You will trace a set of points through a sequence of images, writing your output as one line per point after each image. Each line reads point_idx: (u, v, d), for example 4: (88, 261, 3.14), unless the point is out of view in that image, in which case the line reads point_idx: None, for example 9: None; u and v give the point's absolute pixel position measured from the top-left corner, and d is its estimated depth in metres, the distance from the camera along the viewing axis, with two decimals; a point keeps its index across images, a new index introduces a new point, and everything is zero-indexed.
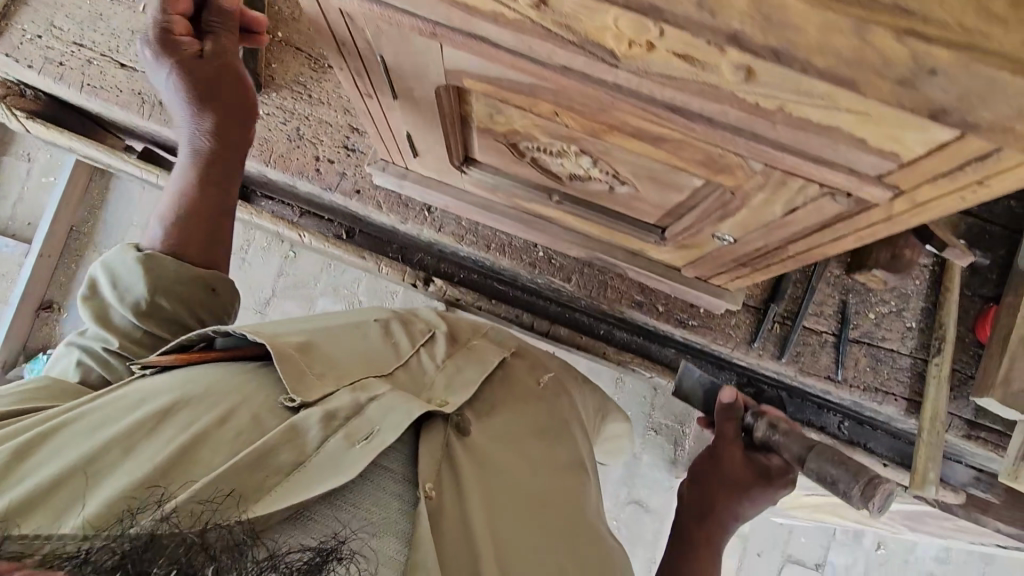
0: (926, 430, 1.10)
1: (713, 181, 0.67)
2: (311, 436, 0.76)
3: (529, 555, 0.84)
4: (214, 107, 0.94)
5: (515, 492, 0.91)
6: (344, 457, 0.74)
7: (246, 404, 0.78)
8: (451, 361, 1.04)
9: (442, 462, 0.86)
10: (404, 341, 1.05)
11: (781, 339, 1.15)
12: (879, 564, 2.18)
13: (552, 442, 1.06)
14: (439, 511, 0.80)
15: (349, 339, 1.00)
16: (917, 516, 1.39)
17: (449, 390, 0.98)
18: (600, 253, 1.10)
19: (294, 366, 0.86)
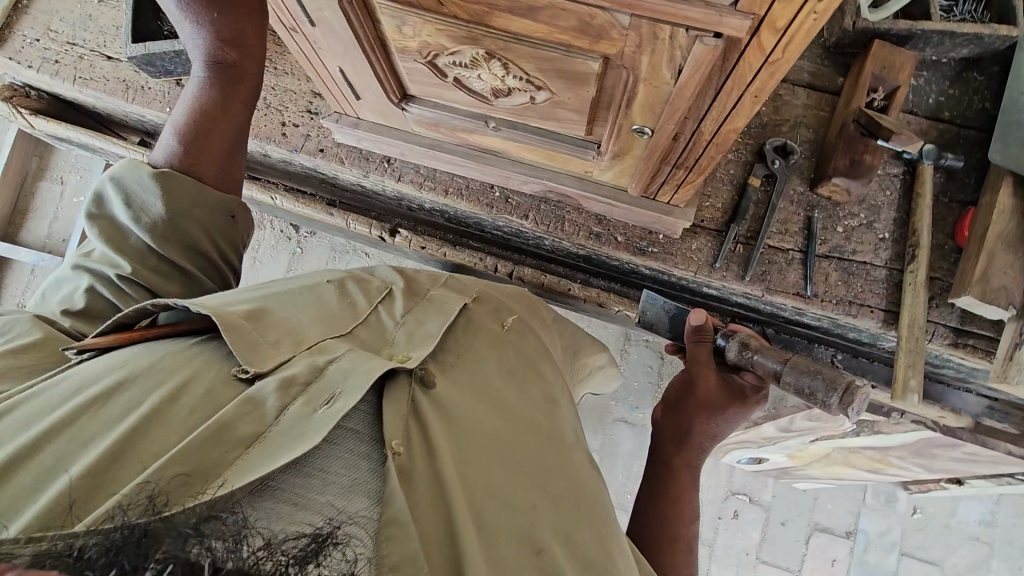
0: (904, 339, 1.04)
1: (602, 54, 0.68)
2: (267, 408, 0.60)
3: (526, 515, 0.66)
4: (234, 9, 0.84)
5: (501, 447, 0.72)
6: (306, 428, 0.58)
7: (198, 376, 0.63)
8: (414, 319, 0.83)
9: (409, 420, 0.67)
10: (361, 299, 0.84)
11: (744, 259, 1.13)
12: (916, 529, 2.05)
13: (534, 381, 0.87)
14: (409, 469, 0.63)
15: (296, 302, 0.81)
16: (924, 448, 1.31)
17: (413, 345, 0.78)
18: (549, 183, 1.11)
19: (244, 333, 0.69)
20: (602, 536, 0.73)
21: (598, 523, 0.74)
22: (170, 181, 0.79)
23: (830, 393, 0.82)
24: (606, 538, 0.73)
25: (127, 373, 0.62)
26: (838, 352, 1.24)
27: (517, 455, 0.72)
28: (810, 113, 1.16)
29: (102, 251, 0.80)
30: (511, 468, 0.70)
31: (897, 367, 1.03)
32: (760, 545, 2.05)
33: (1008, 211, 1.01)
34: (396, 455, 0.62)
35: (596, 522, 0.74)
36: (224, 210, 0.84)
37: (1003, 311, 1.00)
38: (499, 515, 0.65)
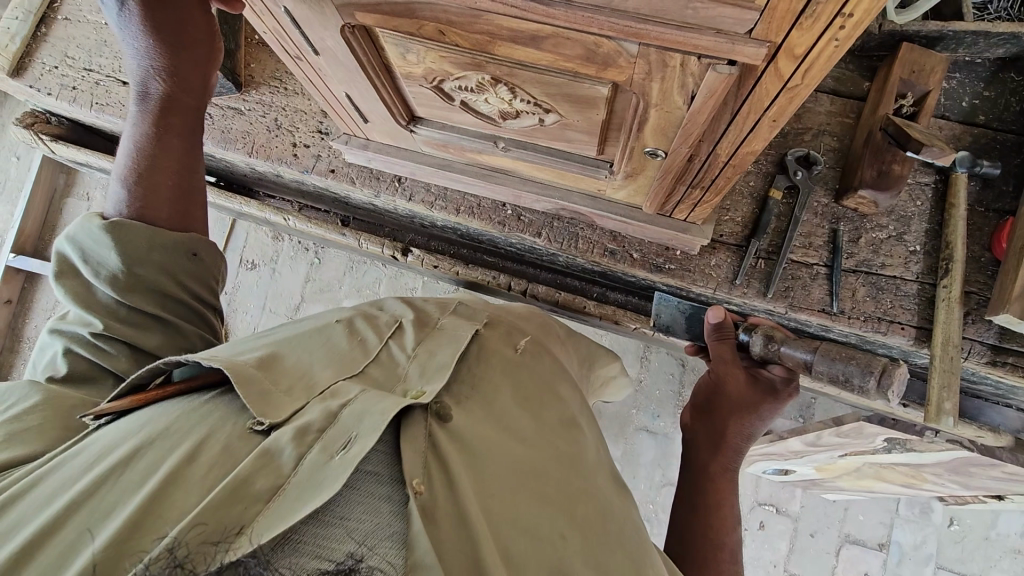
0: (938, 357, 0.99)
1: (610, 80, 0.66)
2: (283, 459, 0.56)
3: (558, 549, 0.61)
4: (182, 48, 0.85)
5: (525, 476, 0.66)
6: (324, 476, 0.54)
7: (215, 432, 0.59)
8: (428, 350, 0.76)
9: (426, 455, 0.62)
10: (371, 337, 0.78)
11: (765, 274, 1.08)
12: (953, 541, 1.97)
13: (560, 399, 0.80)
14: (432, 507, 0.58)
15: (304, 344, 0.76)
16: (961, 468, 1.25)
17: (426, 378, 0.71)
18: (561, 201, 1.08)
19: (253, 382, 0.64)
20: (643, 563, 0.66)
21: (639, 547, 0.68)
22: (127, 230, 0.79)
23: (864, 379, 0.77)
24: (648, 564, 0.67)
25: (146, 436, 0.59)
26: None
27: (546, 484, 0.66)
28: (834, 120, 1.11)
29: (75, 313, 0.79)
30: (539, 498, 0.65)
31: (931, 388, 0.98)
32: (788, 557, 2.00)
33: None
34: (418, 494, 0.58)
35: (636, 548, 0.67)
36: (185, 250, 0.84)
37: None
38: (527, 552, 0.59)
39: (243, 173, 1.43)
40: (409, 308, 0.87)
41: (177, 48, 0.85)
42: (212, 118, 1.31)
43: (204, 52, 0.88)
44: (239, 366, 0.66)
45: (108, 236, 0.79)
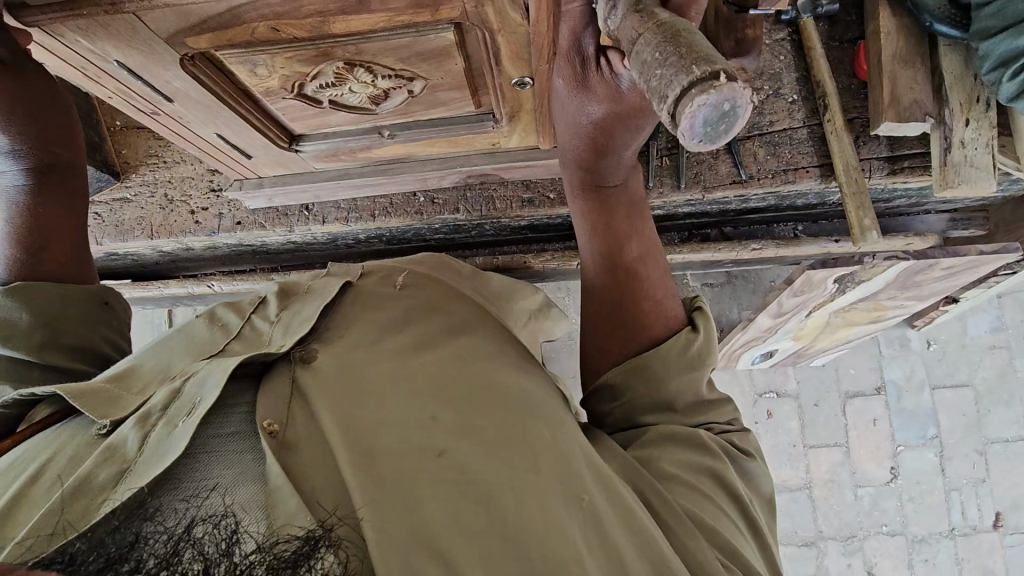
0: (846, 183, 1.05)
1: (447, 20, 0.68)
2: (128, 446, 0.56)
3: (431, 436, 0.60)
4: (45, 117, 0.84)
5: (396, 383, 0.64)
6: (166, 446, 0.54)
7: (61, 449, 0.58)
8: (292, 311, 0.72)
9: (291, 401, 0.61)
10: (232, 317, 0.74)
11: (673, 168, 1.13)
12: (938, 360, 2.09)
13: (448, 312, 0.78)
14: (293, 439, 0.57)
15: (160, 346, 0.72)
16: (910, 281, 1.33)
17: (288, 333, 0.69)
18: (465, 169, 1.10)
19: (99, 391, 0.63)
20: (539, 423, 0.66)
21: (537, 413, 0.67)
22: (29, 289, 0.78)
23: (645, 84, 0.44)
24: (548, 425, 0.67)
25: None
26: (797, 225, 1.29)
27: (418, 384, 0.64)
28: None
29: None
30: (410, 398, 0.63)
31: (849, 211, 1.04)
32: (803, 432, 2.09)
33: (893, 31, 1.03)
34: (271, 432, 0.56)
35: (532, 410, 0.67)
36: (97, 301, 0.84)
37: (922, 123, 1.02)
38: (394, 448, 0.58)
39: (154, 260, 1.39)
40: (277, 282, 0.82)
41: (40, 118, 0.83)
42: (101, 215, 1.27)
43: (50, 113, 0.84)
44: (91, 386, 0.64)
45: (11, 302, 0.76)
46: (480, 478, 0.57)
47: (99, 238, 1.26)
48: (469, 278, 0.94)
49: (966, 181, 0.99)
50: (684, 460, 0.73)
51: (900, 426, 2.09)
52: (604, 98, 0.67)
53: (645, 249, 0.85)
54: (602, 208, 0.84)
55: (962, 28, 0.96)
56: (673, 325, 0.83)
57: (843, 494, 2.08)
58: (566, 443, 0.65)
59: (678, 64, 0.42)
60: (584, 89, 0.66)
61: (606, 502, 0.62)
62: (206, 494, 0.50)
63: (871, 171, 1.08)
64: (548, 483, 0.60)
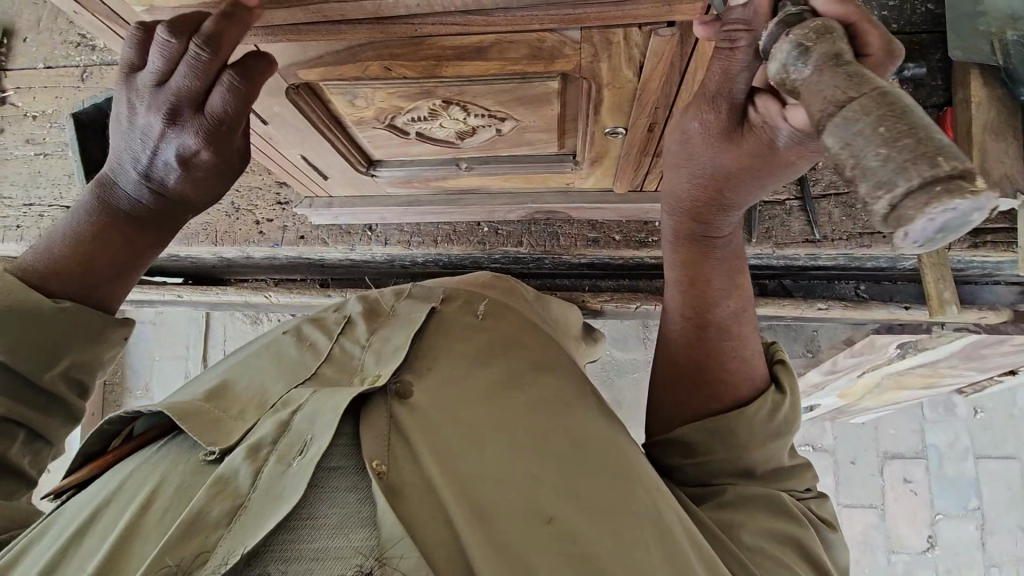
0: (926, 253, 1.02)
1: (557, 72, 0.68)
2: (238, 481, 0.52)
3: (540, 497, 0.56)
4: (206, 188, 0.68)
5: (496, 428, 0.60)
6: (282, 487, 0.50)
7: (169, 474, 0.56)
8: (382, 338, 0.65)
9: (391, 438, 0.55)
10: (322, 337, 0.68)
11: (744, 221, 1.12)
12: (983, 428, 2.03)
13: (534, 342, 0.72)
14: (399, 485, 0.53)
15: (254, 360, 0.68)
16: (974, 353, 1.29)
17: (380, 363, 0.62)
18: (535, 205, 1.10)
19: (201, 412, 0.60)
20: (643, 489, 0.63)
21: (639, 476, 0.64)
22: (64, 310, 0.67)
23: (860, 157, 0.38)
24: (649, 492, 0.63)
25: (97, 505, 0.57)
26: (860, 284, 1.24)
27: (519, 432, 0.60)
28: None
29: None
30: (514, 448, 0.58)
31: (927, 283, 1.01)
32: (837, 490, 2.03)
33: (987, 102, 1.00)
34: (381, 474, 0.52)
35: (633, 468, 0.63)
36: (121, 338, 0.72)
37: (1013, 199, 0.98)
38: (508, 511, 0.54)
39: (212, 264, 1.41)
40: (362, 294, 0.74)
41: (202, 183, 0.68)
42: None
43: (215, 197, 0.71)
44: (190, 405, 0.60)
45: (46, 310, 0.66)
46: (595, 551, 0.54)
47: (165, 241, 1.28)
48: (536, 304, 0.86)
49: None
50: (769, 531, 0.70)
51: (939, 493, 2.02)
52: (747, 150, 0.62)
53: (739, 308, 0.79)
54: (703, 259, 0.78)
55: None
56: (755, 387, 0.78)
57: (875, 558, 2.01)
58: (666, 512, 0.63)
59: (906, 157, 0.36)
60: (726, 140, 0.62)
61: (703, 574, 0.60)
62: (284, 530, 0.49)
63: (951, 242, 1.06)
64: (656, 558, 0.57)
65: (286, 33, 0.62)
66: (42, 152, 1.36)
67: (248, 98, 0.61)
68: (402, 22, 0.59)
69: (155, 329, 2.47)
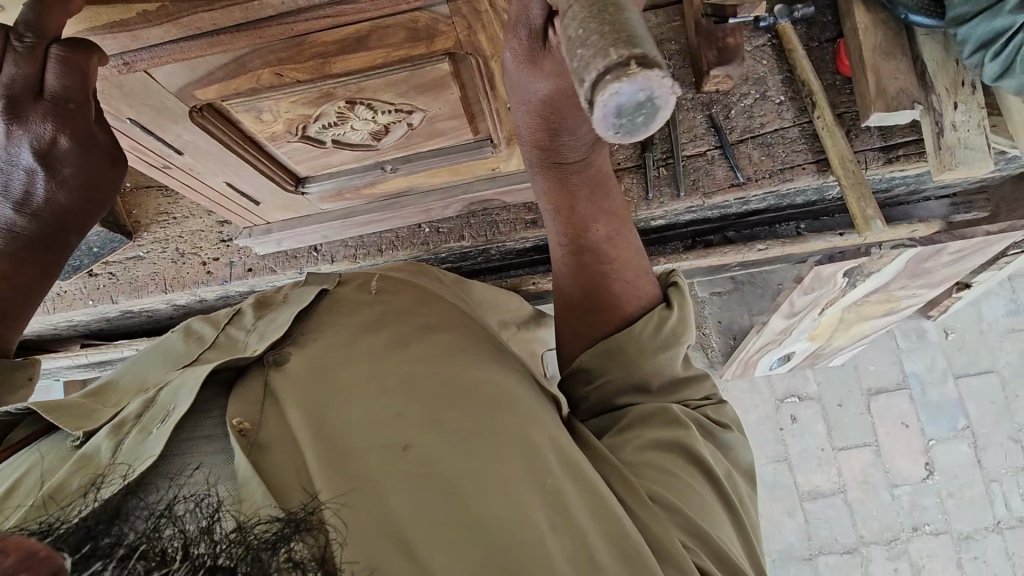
0: (844, 176, 1.06)
1: (441, 52, 0.71)
2: (100, 455, 0.55)
3: (399, 432, 0.59)
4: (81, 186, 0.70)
5: (364, 381, 0.64)
6: (141, 450, 0.53)
7: (30, 462, 0.57)
8: (267, 319, 0.74)
9: (264, 402, 0.60)
10: (207, 331, 0.76)
11: (671, 177, 1.15)
12: (958, 349, 2.07)
13: (421, 310, 0.78)
14: (263, 438, 0.56)
15: (141, 363, 0.73)
16: (920, 268, 1.33)
17: (261, 338, 0.70)
18: (468, 196, 1.12)
19: (76, 405, 0.64)
20: (511, 416, 0.66)
21: (509, 407, 0.67)
22: None
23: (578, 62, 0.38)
24: (519, 417, 0.67)
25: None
26: (800, 223, 1.28)
27: (386, 382, 0.64)
28: (666, 29, 1.19)
29: None
30: (377, 395, 0.63)
31: (851, 203, 1.05)
32: (830, 434, 2.06)
33: (872, 25, 1.05)
34: (242, 431, 0.56)
35: (504, 406, 0.67)
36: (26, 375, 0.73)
37: (912, 110, 1.03)
38: (363, 445, 0.58)
39: (168, 314, 1.41)
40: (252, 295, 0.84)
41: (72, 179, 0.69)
42: (115, 275, 1.30)
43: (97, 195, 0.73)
44: (66, 403, 0.64)
45: None
46: (448, 472, 0.58)
47: (115, 296, 1.28)
48: (451, 286, 0.92)
49: (964, 162, 1.00)
50: (654, 441, 0.73)
51: (928, 420, 2.05)
52: (552, 75, 0.65)
53: (611, 230, 0.84)
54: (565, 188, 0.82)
55: (938, 16, 0.99)
56: (642, 302, 0.84)
57: (879, 495, 2.03)
58: (538, 434, 0.66)
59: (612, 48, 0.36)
60: (530, 61, 0.63)
61: (578, 494, 0.62)
62: (177, 482, 0.51)
63: (866, 162, 1.10)
64: (517, 480, 0.60)
65: (171, 52, 0.64)
66: None
67: (85, 71, 0.60)
68: (275, 24, 0.62)
69: None
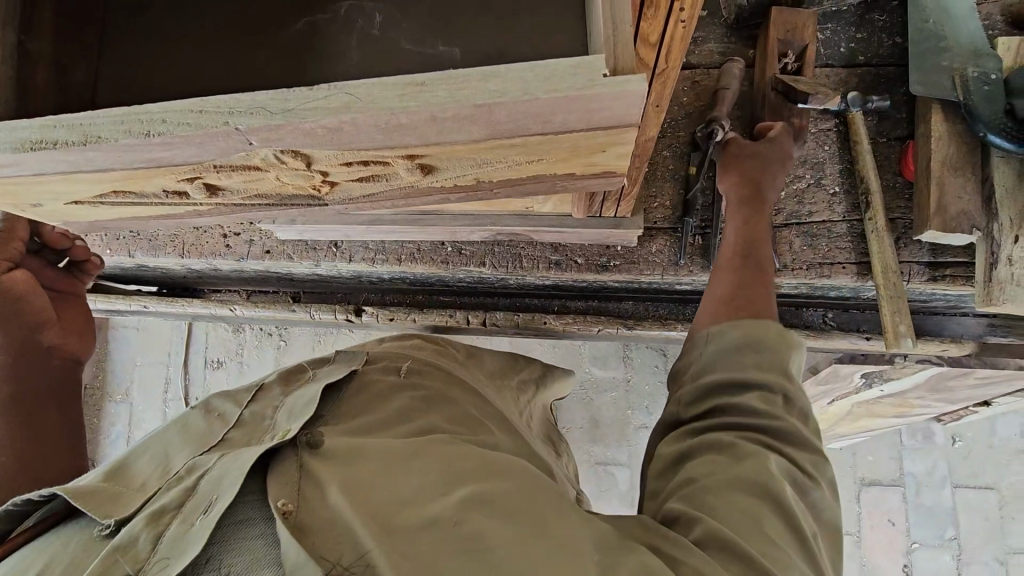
0: (884, 286, 1.02)
1: None
2: (139, 545, 0.60)
3: (447, 509, 0.61)
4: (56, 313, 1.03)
5: (405, 458, 0.66)
6: (183, 543, 0.58)
7: (62, 550, 0.63)
8: (295, 396, 0.80)
9: (300, 481, 0.64)
10: (230, 407, 0.82)
11: (706, 248, 1.11)
12: (962, 458, 2.01)
13: (450, 396, 0.82)
14: (307, 522, 0.59)
15: (160, 436, 0.79)
16: (941, 384, 1.28)
17: (292, 417, 0.74)
18: (496, 227, 1.10)
19: (97, 491, 0.68)
20: (550, 495, 0.66)
21: (542, 480, 0.68)
22: None
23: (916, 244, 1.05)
24: (561, 501, 0.66)
25: None
26: (826, 312, 1.21)
27: (426, 459, 0.66)
28: (730, 90, 1.14)
29: None
30: (420, 473, 0.64)
31: (885, 315, 1.01)
32: None
33: (946, 137, 1.00)
34: (285, 513, 0.59)
35: (544, 489, 0.67)
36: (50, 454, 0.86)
37: (969, 234, 0.99)
38: (414, 521, 0.59)
39: (181, 274, 1.41)
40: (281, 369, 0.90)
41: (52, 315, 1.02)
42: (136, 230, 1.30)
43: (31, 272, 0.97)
44: (88, 487, 0.68)
45: None
46: (496, 551, 0.58)
47: (132, 251, 1.28)
48: (463, 362, 0.97)
49: (1013, 300, 0.96)
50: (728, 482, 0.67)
51: (915, 523, 2.00)
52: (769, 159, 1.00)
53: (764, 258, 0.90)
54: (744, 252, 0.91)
55: (1018, 142, 0.94)
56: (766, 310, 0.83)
57: None
58: (578, 512, 0.66)
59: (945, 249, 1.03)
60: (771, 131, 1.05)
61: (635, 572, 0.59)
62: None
63: (909, 275, 1.05)
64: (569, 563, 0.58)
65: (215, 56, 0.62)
66: None
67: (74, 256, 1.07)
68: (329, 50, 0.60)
69: (139, 335, 2.47)
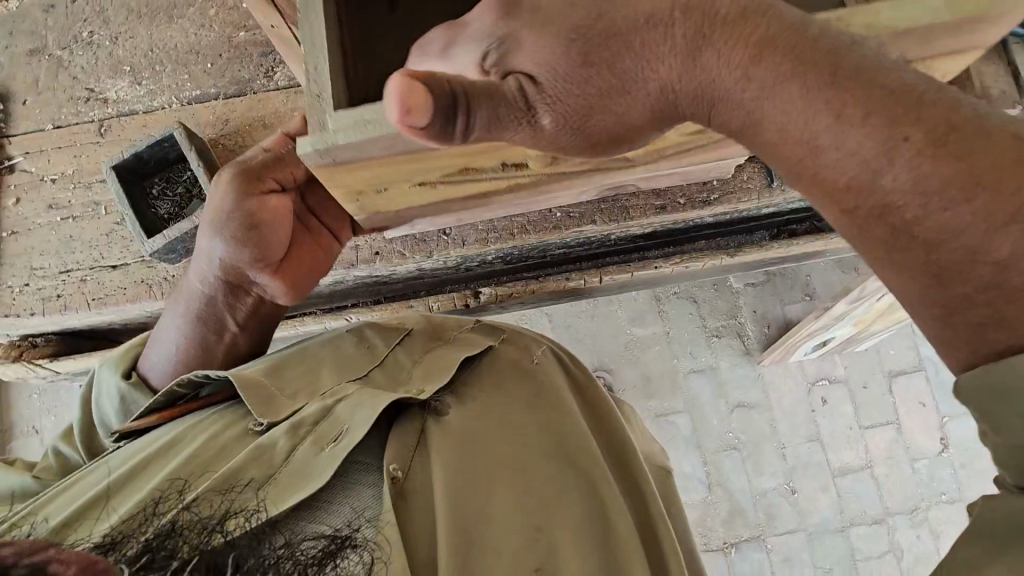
0: None
1: None
2: (277, 450, 0.81)
3: (504, 526, 0.79)
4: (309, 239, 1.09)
5: (504, 469, 0.85)
6: (321, 461, 0.78)
7: (221, 433, 0.86)
8: (430, 356, 1.02)
9: (414, 455, 0.84)
10: (378, 342, 1.05)
11: None
12: None
13: (551, 408, 0.98)
14: (408, 488, 0.80)
15: (314, 354, 1.03)
16: None
17: (426, 376, 0.96)
18: (612, 182, 1.16)
19: (263, 390, 0.92)
20: (595, 523, 0.85)
21: (586, 510, 0.86)
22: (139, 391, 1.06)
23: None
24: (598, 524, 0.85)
25: (164, 442, 0.86)
26: None
27: (519, 478, 0.85)
28: None
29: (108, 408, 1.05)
30: (509, 486, 0.84)
31: None
32: (857, 414, 2.25)
33: None
34: (394, 478, 0.79)
35: (591, 516, 0.85)
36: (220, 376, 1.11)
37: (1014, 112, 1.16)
38: (472, 528, 0.77)
39: None
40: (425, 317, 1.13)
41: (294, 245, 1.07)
42: None
43: (286, 233, 1.04)
44: (258, 380, 0.93)
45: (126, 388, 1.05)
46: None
47: None
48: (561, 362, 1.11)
49: None
50: None
51: (942, 399, 2.25)
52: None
53: None
54: None
55: None
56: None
57: (902, 468, 2.23)
58: (604, 528, 0.85)
59: None
60: None
61: None
62: (330, 507, 0.74)
63: None
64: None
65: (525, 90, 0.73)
66: (67, 215, 1.28)
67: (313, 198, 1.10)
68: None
69: None
